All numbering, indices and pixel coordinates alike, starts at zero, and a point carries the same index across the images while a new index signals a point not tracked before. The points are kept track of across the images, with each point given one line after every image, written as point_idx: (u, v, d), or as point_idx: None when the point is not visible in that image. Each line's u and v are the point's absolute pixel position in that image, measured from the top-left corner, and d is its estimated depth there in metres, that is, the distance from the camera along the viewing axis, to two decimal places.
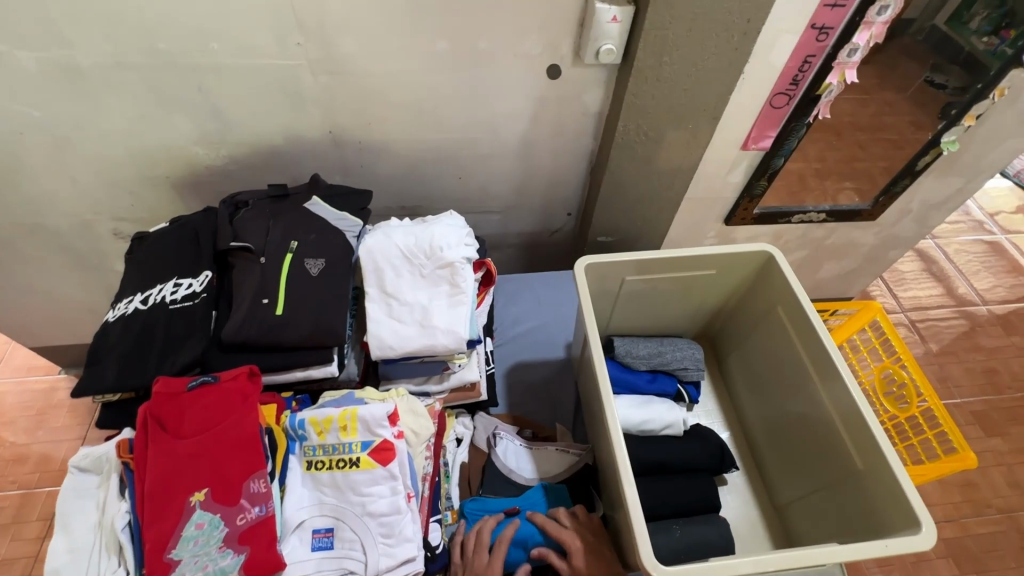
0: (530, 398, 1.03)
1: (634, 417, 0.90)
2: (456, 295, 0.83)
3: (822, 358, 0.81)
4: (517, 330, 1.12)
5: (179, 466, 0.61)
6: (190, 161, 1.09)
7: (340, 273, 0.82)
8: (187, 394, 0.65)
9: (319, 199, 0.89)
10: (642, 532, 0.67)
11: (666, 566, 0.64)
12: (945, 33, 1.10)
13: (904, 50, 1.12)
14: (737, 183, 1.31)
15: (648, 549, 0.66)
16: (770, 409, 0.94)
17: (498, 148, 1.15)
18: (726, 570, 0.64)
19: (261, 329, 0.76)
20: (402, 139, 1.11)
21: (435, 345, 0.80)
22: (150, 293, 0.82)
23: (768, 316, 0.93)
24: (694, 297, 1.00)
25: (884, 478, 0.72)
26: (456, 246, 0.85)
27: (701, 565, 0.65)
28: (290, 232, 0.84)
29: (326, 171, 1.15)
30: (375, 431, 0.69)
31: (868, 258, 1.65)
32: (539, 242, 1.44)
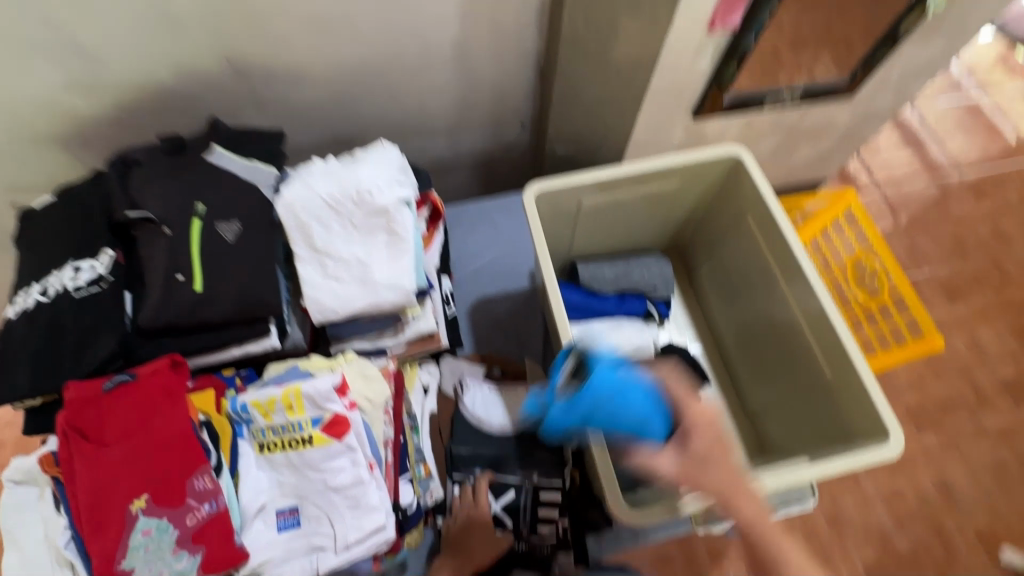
0: (497, 334, 0.99)
1: (605, 344, 0.88)
2: (396, 244, 0.74)
3: (793, 268, 0.77)
4: (477, 265, 1.05)
5: (110, 476, 0.56)
6: (71, 115, 0.93)
7: (261, 235, 0.73)
8: (105, 397, 0.58)
9: (222, 149, 0.77)
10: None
11: None
12: None
13: None
14: (704, 71, 1.17)
15: None
16: (742, 321, 0.91)
17: (430, 57, 1.00)
18: None
19: (181, 309, 0.68)
20: (315, 59, 0.94)
21: (380, 302, 0.73)
22: (49, 282, 0.72)
23: (737, 226, 0.87)
24: (660, 210, 0.92)
25: (853, 387, 0.70)
26: (387, 188, 0.75)
27: None
28: (194, 193, 0.73)
29: (236, 108, 1.00)
30: (324, 406, 0.64)
31: (844, 137, 1.56)
32: (495, 160, 1.31)
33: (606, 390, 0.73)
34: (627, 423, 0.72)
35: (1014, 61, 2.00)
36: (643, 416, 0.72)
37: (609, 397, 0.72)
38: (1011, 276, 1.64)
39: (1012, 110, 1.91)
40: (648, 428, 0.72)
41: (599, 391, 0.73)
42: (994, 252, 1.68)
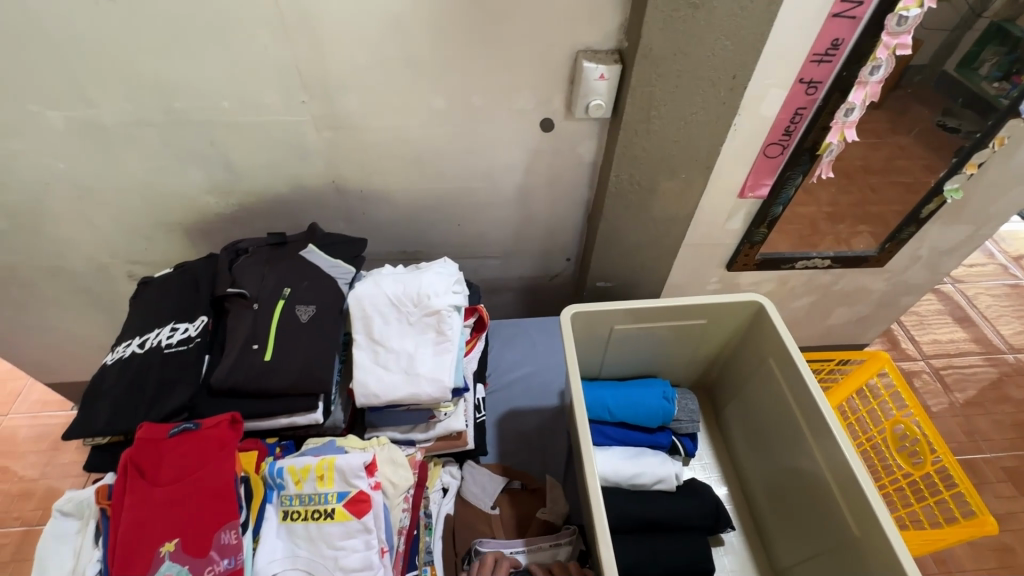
0: (522, 448, 1.02)
1: (625, 470, 0.88)
2: (442, 342, 0.84)
3: (815, 415, 0.78)
4: (509, 377, 1.12)
5: (151, 515, 0.61)
6: (202, 210, 1.15)
7: (330, 319, 0.84)
8: (168, 440, 0.67)
9: (315, 247, 0.92)
10: None
11: None
12: (957, 78, 1.08)
13: (907, 95, 1.10)
14: (736, 230, 1.31)
15: None
16: (766, 467, 0.90)
17: (495, 197, 1.19)
18: None
19: (249, 374, 0.78)
20: (401, 188, 1.15)
21: (419, 394, 0.80)
22: (148, 337, 0.85)
23: (762, 370, 0.91)
24: (688, 346, 0.98)
25: (882, 549, 0.67)
26: (443, 294, 0.87)
27: None
28: (284, 279, 0.87)
29: (330, 219, 1.20)
30: (352, 482, 0.68)
31: (880, 304, 1.61)
32: (540, 286, 1.44)
33: (598, 399, 0.95)
34: (632, 408, 0.94)
35: None
36: (640, 396, 0.95)
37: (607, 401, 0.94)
38: None
39: None
40: (648, 403, 0.94)
41: (597, 401, 0.95)
42: None
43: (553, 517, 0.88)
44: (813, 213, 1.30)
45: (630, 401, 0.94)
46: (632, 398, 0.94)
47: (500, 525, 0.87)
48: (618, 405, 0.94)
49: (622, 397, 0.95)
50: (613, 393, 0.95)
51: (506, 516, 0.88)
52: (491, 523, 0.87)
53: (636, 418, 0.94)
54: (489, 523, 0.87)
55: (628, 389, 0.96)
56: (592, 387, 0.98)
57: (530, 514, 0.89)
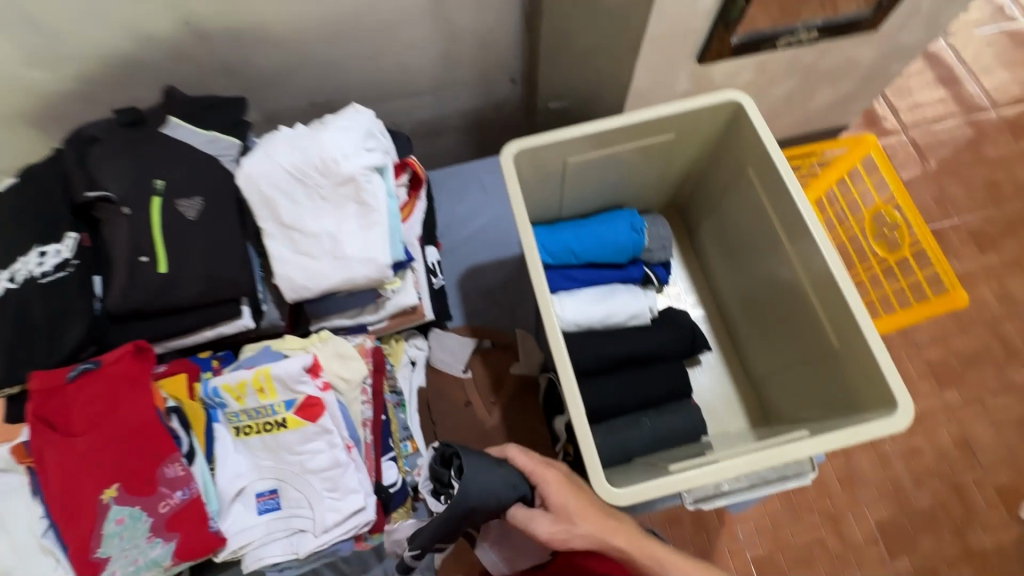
0: (490, 306, 0.96)
1: (596, 313, 0.83)
2: (367, 215, 0.70)
3: (798, 228, 0.70)
4: (465, 233, 1.00)
5: (81, 466, 0.55)
6: (34, 90, 0.89)
7: (225, 209, 0.69)
8: (69, 386, 0.57)
9: (181, 122, 0.72)
10: (591, 456, 0.62)
11: (620, 491, 0.61)
12: None
13: None
14: (707, 13, 1.04)
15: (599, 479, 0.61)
16: (744, 286, 0.86)
17: (404, 11, 0.92)
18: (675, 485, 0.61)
19: (149, 292, 0.66)
20: (279, 18, 0.88)
21: (354, 278, 0.70)
22: (15, 268, 0.70)
23: (739, 184, 0.80)
24: (655, 168, 0.85)
25: (860, 354, 0.65)
26: (353, 154, 0.70)
27: (650, 483, 0.61)
28: (152, 169, 0.69)
29: (205, 76, 0.94)
30: (296, 389, 0.62)
31: (867, 77, 1.43)
32: (485, 120, 1.24)
33: (558, 243, 0.85)
34: (598, 247, 0.85)
35: None
36: (605, 232, 0.85)
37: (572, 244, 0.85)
38: None
39: None
40: (615, 238, 0.85)
41: (558, 246, 0.85)
42: None
43: (529, 371, 0.85)
44: None
45: (595, 240, 0.85)
46: (594, 236, 0.85)
47: (475, 387, 0.84)
48: (583, 245, 0.85)
49: (585, 236, 0.85)
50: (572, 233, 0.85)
51: (479, 377, 0.85)
52: (466, 388, 0.84)
53: (603, 256, 0.86)
54: (463, 388, 0.84)
55: (592, 226, 0.86)
56: (550, 232, 0.87)
57: (505, 371, 0.86)
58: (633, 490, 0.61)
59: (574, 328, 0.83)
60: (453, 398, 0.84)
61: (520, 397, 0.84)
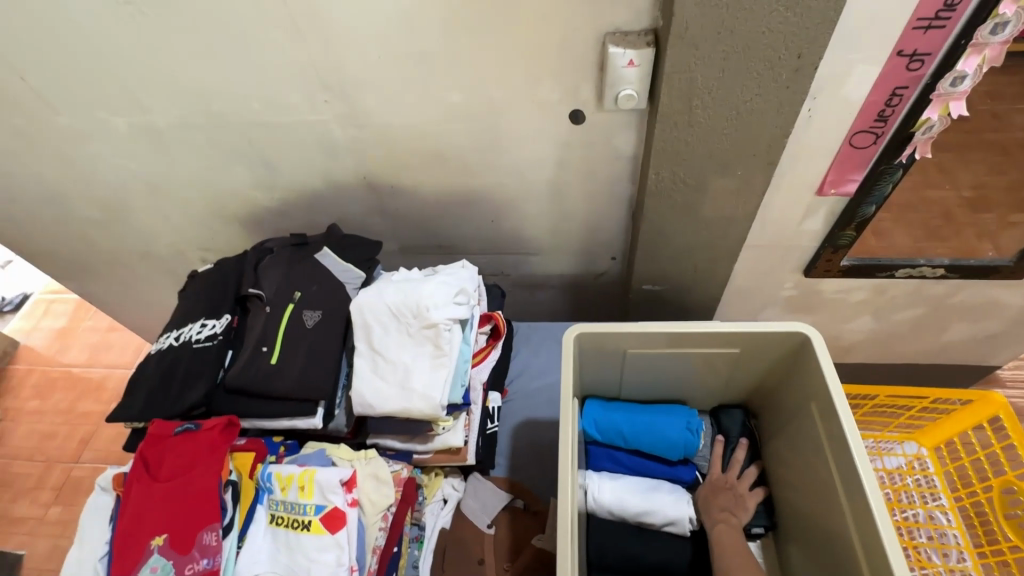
0: (534, 463, 0.97)
1: (631, 506, 0.80)
2: (439, 358, 0.80)
3: (854, 482, 0.64)
4: (531, 385, 1.06)
5: (149, 508, 0.67)
6: (252, 203, 1.22)
7: (334, 325, 0.85)
8: (171, 438, 0.72)
9: (330, 250, 0.92)
10: None
11: None
12: None
13: None
14: (816, 232, 1.10)
15: None
16: (798, 522, 0.78)
17: (527, 192, 1.11)
18: None
19: (256, 376, 0.82)
20: (432, 184, 1.12)
21: (412, 409, 0.79)
22: (184, 331, 0.92)
23: (802, 412, 0.76)
24: (719, 374, 0.85)
25: None
26: (444, 306, 0.82)
27: None
28: (296, 283, 0.88)
29: (366, 212, 1.21)
30: (328, 497, 0.69)
31: (1017, 321, 1.29)
32: (584, 284, 1.35)
33: (610, 422, 0.86)
34: (648, 438, 0.85)
35: None
36: (660, 425, 0.85)
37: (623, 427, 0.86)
38: None
39: None
40: (668, 434, 0.84)
41: (610, 425, 0.86)
42: None
43: (549, 546, 0.83)
44: (946, 200, 1.10)
45: (647, 429, 0.85)
46: (646, 426, 0.85)
47: (493, 547, 0.83)
48: (634, 431, 0.85)
49: (637, 422, 0.85)
50: (625, 416, 0.86)
51: (500, 537, 0.84)
52: (484, 545, 0.83)
53: (650, 448, 0.85)
54: (482, 543, 0.84)
55: (648, 416, 0.86)
56: (606, 410, 0.88)
57: (525, 538, 0.84)
58: None
59: (606, 514, 0.81)
60: (470, 551, 0.83)
61: (533, 572, 0.81)
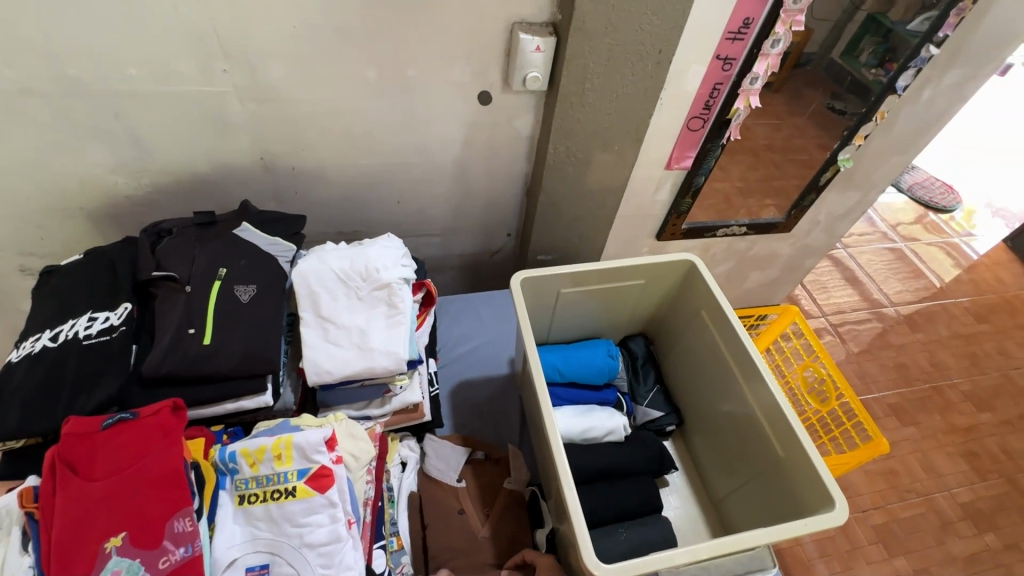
0: (475, 418, 1.03)
1: (576, 426, 0.92)
2: (394, 316, 0.83)
3: (743, 356, 0.87)
4: (459, 351, 1.12)
5: (91, 512, 0.57)
6: (108, 192, 1.04)
7: (273, 297, 0.81)
8: (101, 433, 0.62)
9: (250, 226, 0.87)
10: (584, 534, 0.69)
11: (608, 566, 0.67)
12: (841, 64, 1.17)
13: (807, 79, 1.18)
14: (664, 201, 1.36)
15: (590, 552, 0.68)
16: (703, 413, 0.99)
17: (434, 172, 1.18)
18: (663, 563, 0.67)
19: (186, 360, 0.73)
20: (336, 165, 1.11)
21: (374, 368, 0.79)
22: (61, 329, 0.77)
23: (695, 323, 0.99)
24: (627, 307, 1.05)
25: (804, 466, 0.77)
26: (392, 267, 0.86)
27: (639, 561, 0.67)
28: (218, 260, 0.82)
29: (259, 198, 1.13)
30: (312, 458, 0.67)
31: (788, 267, 1.76)
32: (480, 263, 1.45)
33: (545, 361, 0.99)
34: (579, 368, 0.99)
35: (928, 220, 2.32)
36: (587, 356, 1.00)
37: (557, 363, 0.99)
38: (952, 403, 1.77)
39: (931, 260, 2.18)
40: (595, 362, 0.99)
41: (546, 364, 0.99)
42: (933, 380, 1.82)
43: (519, 486, 0.90)
44: (726, 188, 1.38)
45: (577, 362, 0.99)
46: (575, 358, 0.99)
47: (468, 496, 0.88)
48: (567, 364, 0.99)
49: (567, 357, 0.99)
50: (557, 354, 1.00)
51: (472, 488, 0.89)
52: (459, 497, 0.88)
53: (582, 377, 0.99)
54: (456, 496, 0.88)
55: (576, 351, 1.01)
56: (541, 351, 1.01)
57: (495, 484, 0.90)
58: (622, 566, 0.67)
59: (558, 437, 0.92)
60: (446, 506, 0.87)
61: (509, 510, 0.87)
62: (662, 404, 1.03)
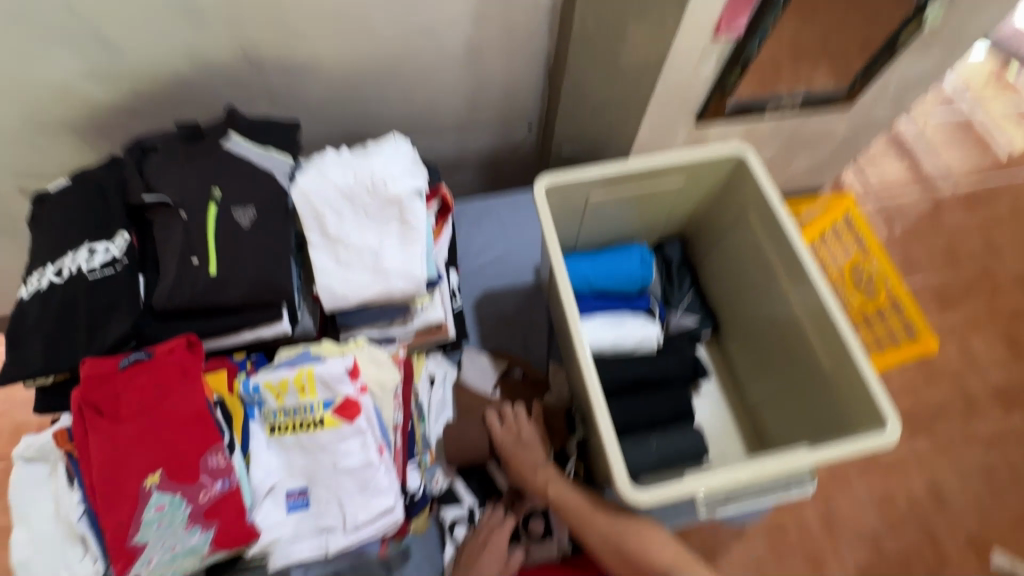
0: (502, 328, 1.01)
1: (607, 338, 0.88)
2: (408, 233, 0.76)
3: (794, 262, 0.79)
4: (482, 260, 1.06)
5: (126, 452, 0.57)
6: (87, 103, 0.93)
7: (276, 218, 0.74)
8: (120, 374, 0.59)
9: (238, 135, 0.78)
10: (617, 462, 0.67)
11: (642, 492, 0.65)
12: None
13: None
14: None
15: (623, 477, 0.66)
16: (743, 322, 0.93)
17: (441, 56, 1.01)
18: (698, 485, 0.65)
19: (195, 292, 0.69)
20: (328, 54, 0.96)
21: (392, 290, 0.75)
22: (63, 264, 0.72)
23: (741, 225, 0.89)
24: (664, 208, 0.95)
25: (853, 381, 0.72)
26: (401, 179, 0.77)
27: (671, 488, 0.65)
28: (212, 178, 0.74)
29: (250, 100, 1.00)
30: (335, 389, 0.65)
31: None
32: (501, 160, 1.32)
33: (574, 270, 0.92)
34: (610, 277, 0.92)
35: None
36: (617, 263, 0.93)
37: (586, 271, 0.92)
38: None
39: None
40: (627, 270, 0.92)
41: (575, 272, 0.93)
42: None
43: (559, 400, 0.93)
44: None
45: (609, 270, 0.92)
46: (607, 267, 0.92)
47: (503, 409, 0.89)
48: (597, 273, 0.92)
49: (598, 263, 0.93)
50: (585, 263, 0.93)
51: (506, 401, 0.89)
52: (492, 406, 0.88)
53: (611, 287, 0.93)
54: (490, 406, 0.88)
55: (606, 259, 0.93)
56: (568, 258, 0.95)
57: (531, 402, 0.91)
58: (655, 492, 0.65)
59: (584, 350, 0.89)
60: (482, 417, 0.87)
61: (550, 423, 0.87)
62: (698, 308, 0.98)
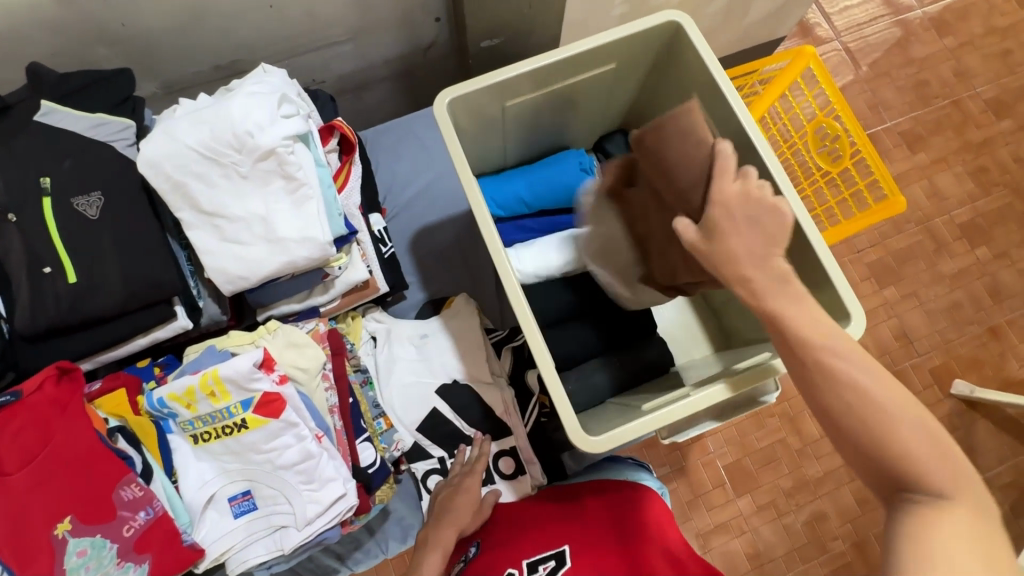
0: (444, 266, 0.92)
1: (555, 261, 0.80)
2: (297, 190, 0.64)
3: (745, 148, 0.69)
4: (408, 193, 0.94)
5: (19, 506, 0.50)
6: None
7: (130, 201, 0.61)
8: None
9: (53, 103, 0.62)
10: (565, 411, 0.59)
11: (596, 438, 0.58)
12: None
13: None
14: None
15: (574, 424, 0.59)
16: None
17: None
18: (664, 420, 0.60)
19: (61, 307, 0.59)
20: None
21: (295, 261, 0.64)
22: None
23: (684, 110, 0.78)
24: (598, 100, 0.82)
25: (814, 277, 0.66)
26: (272, 125, 0.63)
27: (631, 426, 0.59)
28: (36, 164, 0.60)
29: (74, 43, 0.79)
30: (250, 387, 0.58)
31: None
32: (417, 65, 1.11)
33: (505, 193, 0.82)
34: (550, 194, 0.82)
35: None
36: (553, 175, 0.82)
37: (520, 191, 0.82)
38: None
39: None
40: (564, 181, 0.82)
41: (509, 195, 0.82)
42: None
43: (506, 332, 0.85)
44: None
45: (546, 184, 0.82)
46: (542, 181, 0.82)
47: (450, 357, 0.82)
48: (533, 191, 0.82)
49: (533, 179, 0.82)
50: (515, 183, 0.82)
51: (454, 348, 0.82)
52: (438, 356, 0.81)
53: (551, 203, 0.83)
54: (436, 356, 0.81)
55: (539, 172, 0.82)
56: (496, 180, 0.84)
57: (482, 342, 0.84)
58: (610, 435, 0.59)
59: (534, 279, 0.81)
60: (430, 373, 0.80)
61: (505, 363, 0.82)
62: None
